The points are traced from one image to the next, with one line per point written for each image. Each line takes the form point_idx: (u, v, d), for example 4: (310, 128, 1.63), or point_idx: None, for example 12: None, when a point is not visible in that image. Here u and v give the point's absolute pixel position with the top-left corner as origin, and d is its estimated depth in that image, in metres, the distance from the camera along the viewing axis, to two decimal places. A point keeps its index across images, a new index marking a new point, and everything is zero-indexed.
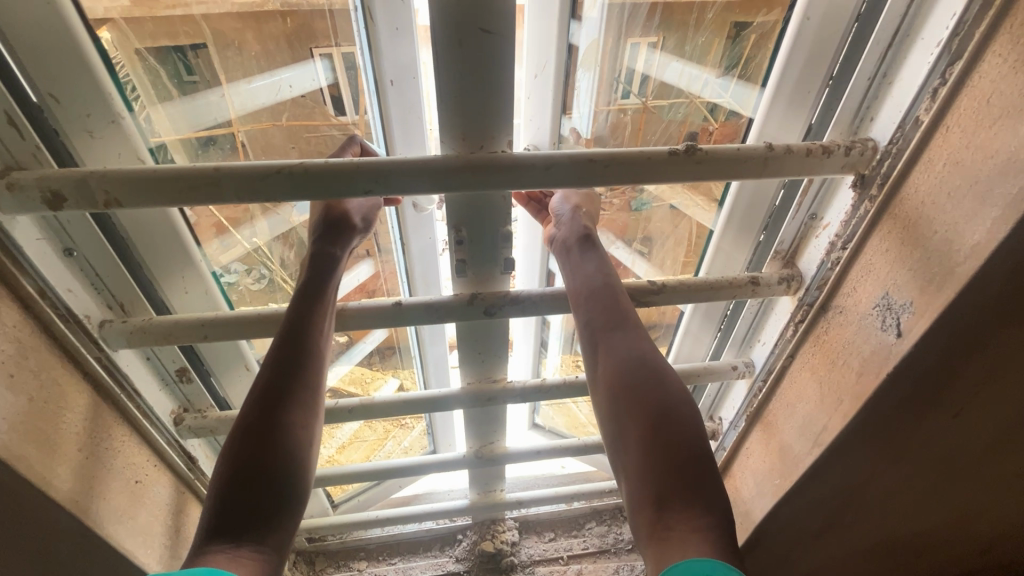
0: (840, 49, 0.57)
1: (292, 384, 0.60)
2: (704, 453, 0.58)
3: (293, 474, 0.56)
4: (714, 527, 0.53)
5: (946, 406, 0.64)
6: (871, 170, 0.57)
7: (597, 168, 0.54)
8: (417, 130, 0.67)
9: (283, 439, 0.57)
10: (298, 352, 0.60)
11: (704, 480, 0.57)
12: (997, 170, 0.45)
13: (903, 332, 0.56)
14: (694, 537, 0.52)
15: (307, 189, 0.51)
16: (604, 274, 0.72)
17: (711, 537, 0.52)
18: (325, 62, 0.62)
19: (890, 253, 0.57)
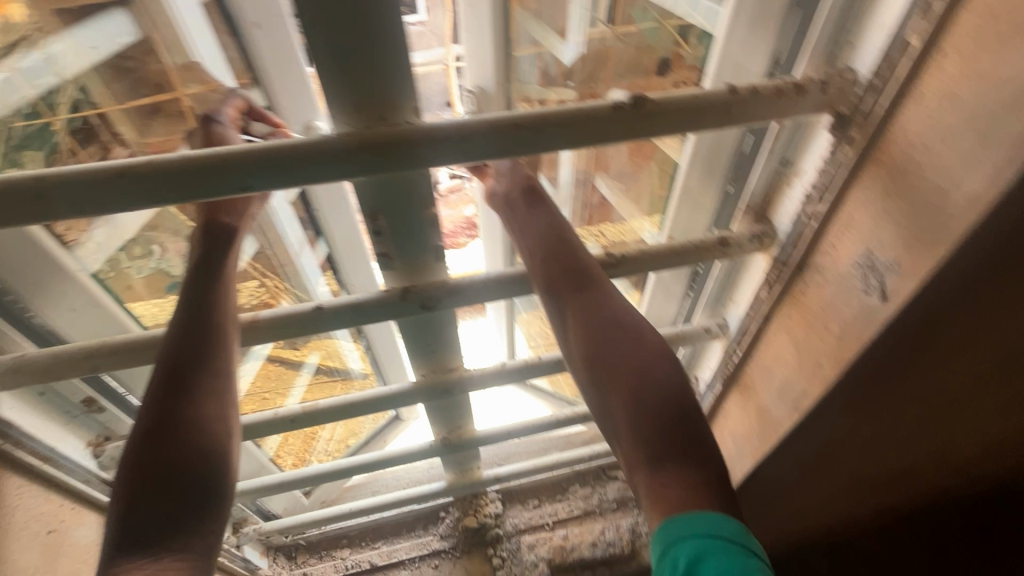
0: None
1: (201, 371, 0.51)
2: (684, 398, 0.55)
3: (215, 471, 0.49)
4: (706, 476, 0.51)
5: (933, 359, 0.59)
6: (850, 109, 0.48)
7: (525, 135, 0.44)
8: (298, 76, 0.60)
9: (199, 434, 0.49)
10: (207, 342, 0.52)
11: (685, 429, 0.53)
12: (1002, 103, 0.37)
13: (887, 295, 0.49)
14: (690, 492, 0.49)
15: (172, 191, 0.41)
16: (555, 227, 0.65)
17: (704, 488, 0.50)
18: (124, 14, 0.53)
19: (872, 205, 0.49)
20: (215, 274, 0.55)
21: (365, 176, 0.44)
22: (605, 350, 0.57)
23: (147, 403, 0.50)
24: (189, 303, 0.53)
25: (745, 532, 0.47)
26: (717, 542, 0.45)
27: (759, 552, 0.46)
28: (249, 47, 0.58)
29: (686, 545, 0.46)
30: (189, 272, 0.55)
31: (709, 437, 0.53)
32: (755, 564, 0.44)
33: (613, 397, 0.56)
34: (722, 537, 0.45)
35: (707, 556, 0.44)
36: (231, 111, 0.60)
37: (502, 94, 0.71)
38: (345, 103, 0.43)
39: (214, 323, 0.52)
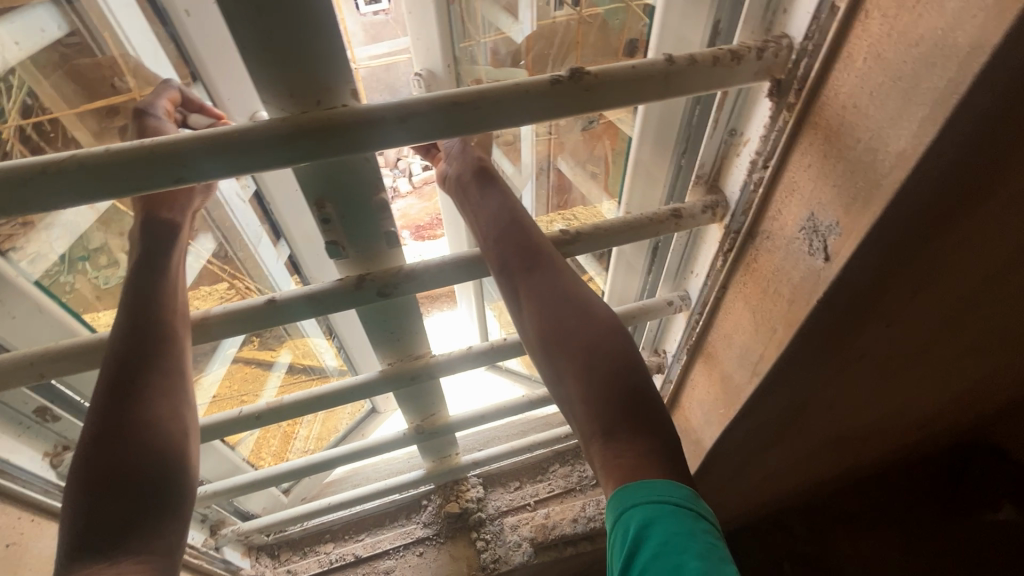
0: None
1: (148, 373, 0.52)
2: (636, 370, 0.56)
3: (171, 468, 0.51)
4: (654, 443, 0.53)
5: (881, 316, 0.62)
6: (787, 74, 0.49)
7: (464, 113, 0.43)
8: (231, 63, 0.63)
9: (151, 435, 0.51)
10: (152, 342, 0.53)
11: (641, 404, 0.55)
12: (923, 60, 0.38)
13: (830, 256, 0.51)
14: (638, 459, 0.52)
15: (100, 187, 0.40)
16: (509, 210, 0.64)
17: (652, 455, 0.52)
18: (49, 7, 0.54)
19: (812, 168, 0.50)
20: (158, 274, 0.57)
21: (304, 163, 0.44)
22: (561, 331, 0.57)
23: (95, 408, 0.50)
24: (131, 308, 0.54)
25: (694, 497, 0.50)
26: (667, 507, 0.48)
27: (706, 515, 0.49)
28: (181, 38, 0.60)
29: (638, 511, 0.48)
30: (127, 280, 0.56)
31: (661, 407, 0.55)
32: (702, 526, 0.47)
33: (568, 373, 0.56)
34: (673, 502, 0.48)
35: (658, 521, 0.47)
36: (165, 104, 0.59)
37: (451, 77, 0.71)
38: (278, 88, 0.42)
39: (159, 325, 0.54)
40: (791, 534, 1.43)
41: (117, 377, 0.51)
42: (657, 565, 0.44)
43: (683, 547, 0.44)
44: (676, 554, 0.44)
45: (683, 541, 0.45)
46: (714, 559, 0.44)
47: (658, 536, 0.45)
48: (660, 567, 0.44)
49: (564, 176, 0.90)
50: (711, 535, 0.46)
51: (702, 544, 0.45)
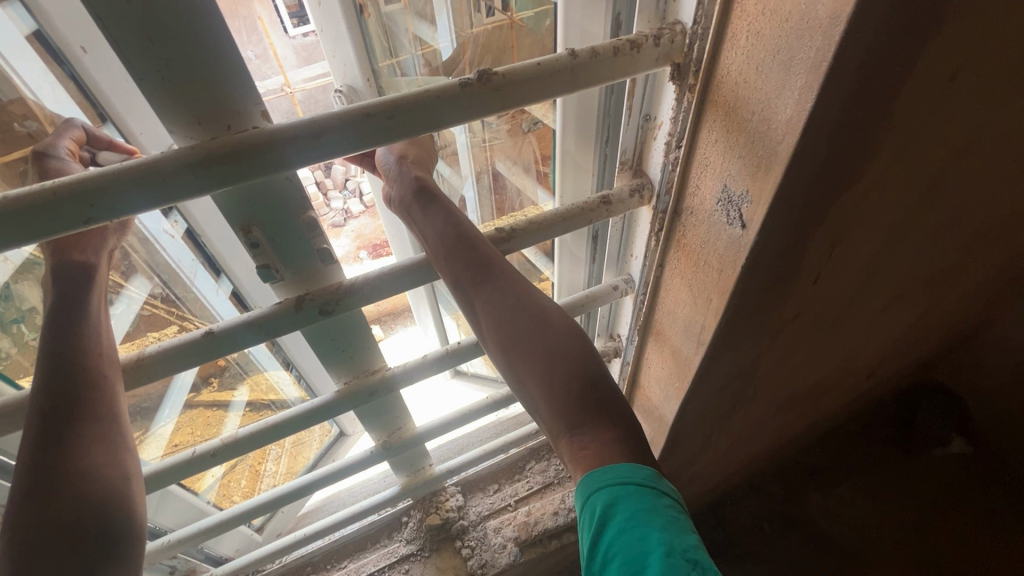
0: None
1: (79, 425, 0.52)
2: (588, 358, 0.58)
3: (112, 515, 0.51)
4: (612, 426, 0.55)
5: (805, 275, 0.66)
6: (684, 58, 0.52)
7: (379, 123, 0.44)
8: (134, 99, 0.63)
9: (84, 483, 0.50)
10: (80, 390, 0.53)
11: (599, 390, 0.57)
12: (794, 34, 0.41)
13: (746, 223, 0.54)
14: (595, 443, 0.54)
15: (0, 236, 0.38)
16: (451, 221, 0.65)
17: (609, 438, 0.54)
18: None
19: (719, 143, 0.53)
20: (79, 318, 0.57)
21: (221, 190, 0.43)
22: (517, 334, 0.59)
23: (23, 465, 0.50)
24: (55, 358, 0.54)
25: (658, 478, 0.51)
26: (631, 487, 0.49)
27: (669, 494, 0.50)
28: (82, 78, 0.59)
29: (603, 492, 0.50)
30: (45, 332, 0.55)
31: (614, 387, 0.58)
32: (666, 503, 0.49)
33: (527, 373, 0.58)
34: (637, 482, 0.50)
35: (622, 500, 0.48)
36: (69, 144, 0.58)
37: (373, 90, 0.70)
38: (183, 115, 0.41)
39: (87, 375, 0.54)
40: (767, 495, 1.47)
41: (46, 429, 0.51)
42: (621, 540, 0.46)
43: (646, 520, 0.46)
44: (639, 527, 0.46)
45: (645, 516, 0.47)
46: (675, 531, 0.46)
47: (623, 514, 0.47)
48: (624, 542, 0.45)
49: (504, 176, 0.94)
50: (673, 510, 0.48)
51: (664, 518, 0.47)
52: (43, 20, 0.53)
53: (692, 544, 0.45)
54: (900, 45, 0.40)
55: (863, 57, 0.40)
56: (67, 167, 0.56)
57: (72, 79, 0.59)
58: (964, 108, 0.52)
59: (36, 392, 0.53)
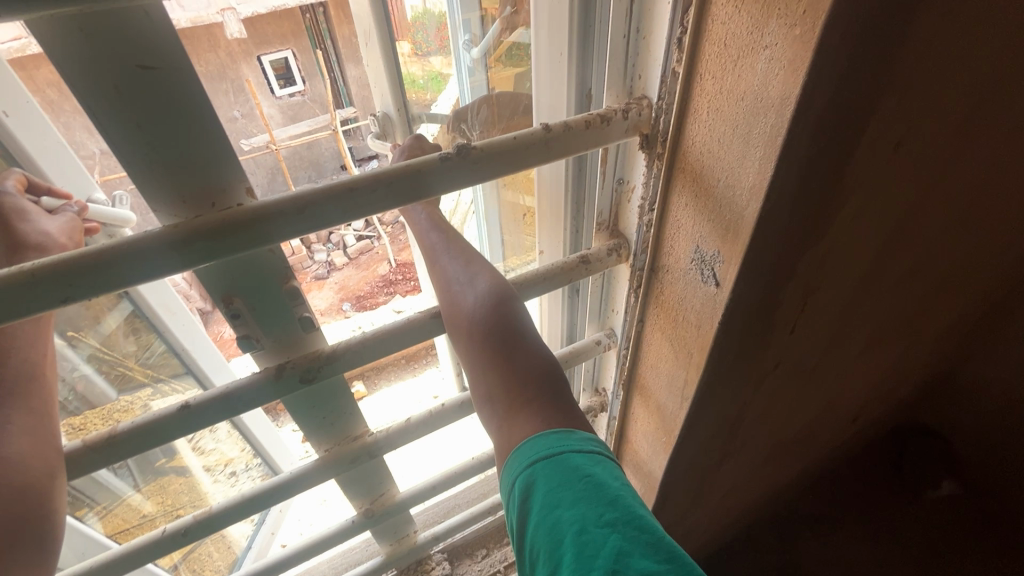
0: (577, 11, 0.54)
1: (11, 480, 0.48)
2: (516, 313, 0.56)
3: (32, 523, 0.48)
4: (524, 380, 0.52)
5: (780, 329, 0.67)
6: (652, 129, 0.56)
7: (362, 195, 0.45)
8: (60, 153, 0.64)
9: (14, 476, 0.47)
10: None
11: (530, 362, 0.53)
12: (749, 110, 0.44)
13: (720, 281, 0.56)
14: (506, 397, 0.52)
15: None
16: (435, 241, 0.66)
17: (518, 391, 0.52)
18: None
19: (689, 207, 0.56)
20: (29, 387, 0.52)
21: (204, 264, 0.44)
22: (455, 307, 0.57)
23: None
24: None
25: (566, 435, 0.48)
26: (539, 464, 0.46)
27: (585, 446, 0.47)
28: (6, 142, 0.58)
29: (517, 481, 0.46)
30: None
31: (548, 353, 0.55)
32: (576, 463, 0.45)
33: (453, 327, 0.57)
34: (547, 455, 0.46)
35: (535, 483, 0.45)
36: (14, 183, 0.58)
37: (403, 120, 0.87)
38: (169, 194, 0.42)
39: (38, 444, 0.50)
40: (764, 548, 1.43)
41: None
42: (540, 533, 0.43)
43: (557, 501, 0.43)
44: (551, 512, 0.43)
45: (558, 495, 0.43)
46: (589, 495, 0.42)
47: (537, 501, 0.44)
48: (542, 533, 0.43)
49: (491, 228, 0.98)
50: (587, 466, 0.45)
51: (574, 488, 0.43)
52: None
53: (609, 501, 0.42)
54: (845, 121, 0.44)
55: (813, 133, 0.43)
56: (18, 203, 0.56)
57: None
58: (911, 171, 0.55)
59: None
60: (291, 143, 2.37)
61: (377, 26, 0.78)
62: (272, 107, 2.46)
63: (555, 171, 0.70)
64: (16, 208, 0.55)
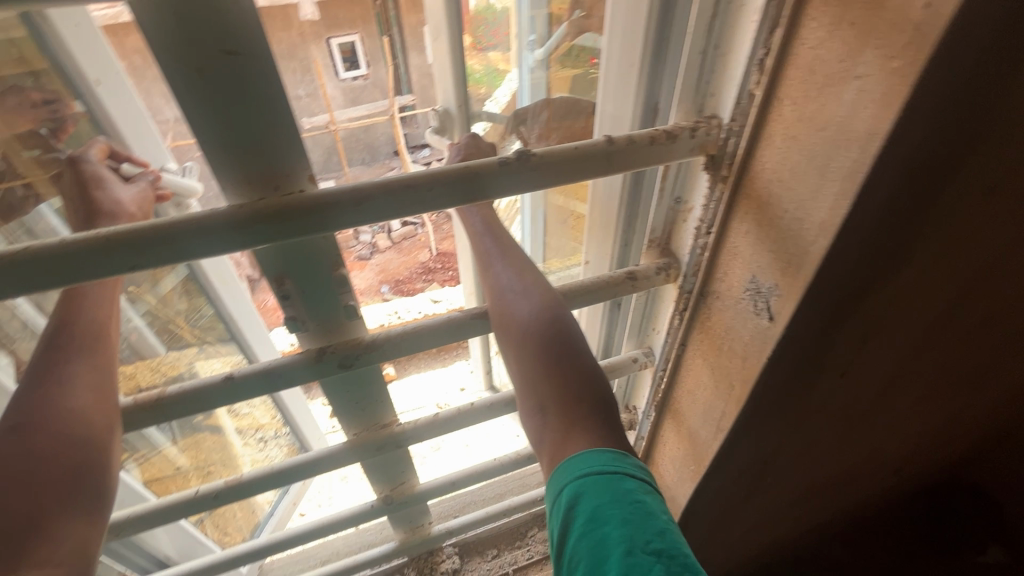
0: (653, 23, 0.52)
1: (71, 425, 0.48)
2: (571, 328, 0.55)
3: (87, 476, 0.48)
4: (574, 395, 0.51)
5: (831, 372, 0.64)
6: (719, 150, 0.54)
7: (419, 192, 0.46)
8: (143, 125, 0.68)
9: (77, 427, 0.49)
10: (55, 375, 0.50)
11: (582, 376, 0.52)
12: (829, 142, 0.42)
13: (774, 315, 0.53)
14: (560, 408, 0.51)
15: (30, 281, 0.39)
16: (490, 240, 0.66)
17: (572, 404, 0.51)
18: None
19: (750, 235, 0.54)
20: (99, 340, 0.53)
21: (263, 244, 0.45)
22: (507, 313, 0.56)
23: (12, 399, 0.49)
24: (55, 340, 0.51)
25: (620, 456, 0.46)
26: (592, 478, 0.44)
27: (637, 471, 0.46)
28: (95, 109, 0.62)
29: (565, 489, 0.45)
30: (55, 315, 0.53)
31: (598, 371, 0.53)
32: (628, 486, 0.44)
33: (505, 336, 0.56)
34: (599, 470, 0.45)
35: (584, 496, 0.44)
36: (96, 152, 0.61)
37: (463, 115, 0.87)
38: (236, 174, 0.43)
39: (104, 395, 0.51)
40: None
41: (20, 397, 0.49)
42: (582, 547, 0.41)
43: (606, 519, 0.41)
44: (598, 528, 0.41)
45: (606, 512, 0.42)
46: (639, 520, 0.41)
47: (582, 513, 0.43)
48: (585, 548, 0.41)
49: None
50: (640, 491, 0.43)
51: (625, 509, 0.42)
52: (61, 54, 0.57)
53: (658, 531, 0.41)
54: (936, 162, 0.41)
55: (898, 172, 0.40)
56: (98, 171, 0.59)
57: (87, 111, 0.62)
58: (999, 220, 0.51)
59: (33, 363, 0.51)
60: (348, 126, 2.42)
61: (446, 21, 0.78)
62: (335, 89, 2.56)
63: (608, 186, 0.69)
64: (95, 175, 0.58)
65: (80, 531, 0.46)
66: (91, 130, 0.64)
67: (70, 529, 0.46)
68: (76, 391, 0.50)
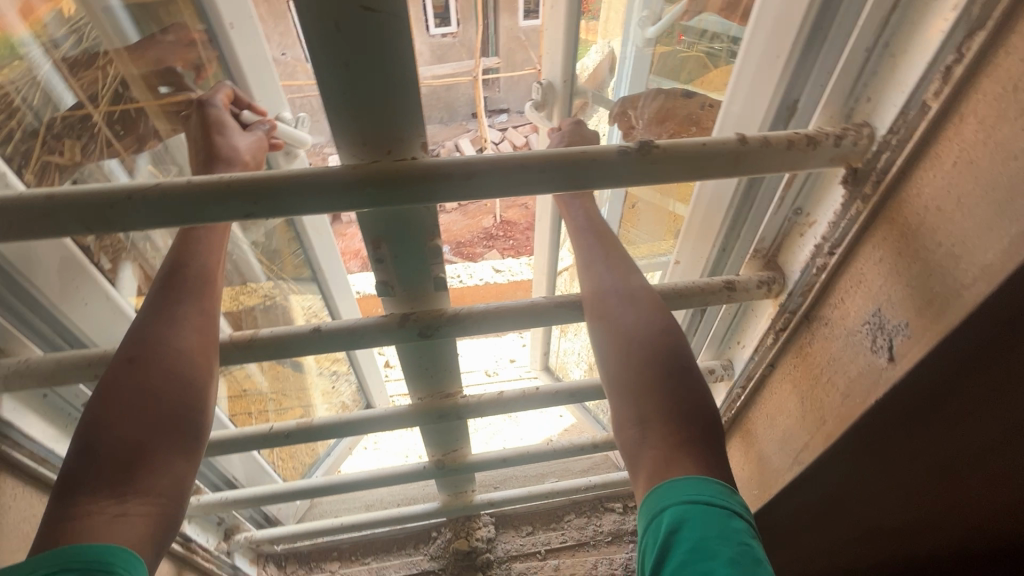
0: (817, 10, 0.46)
1: (180, 363, 0.49)
2: (679, 343, 0.52)
3: (186, 413, 0.49)
4: (680, 414, 0.48)
5: (945, 428, 0.57)
6: (866, 164, 0.48)
7: (532, 175, 0.43)
8: (265, 73, 0.69)
9: (180, 365, 0.49)
10: (167, 312, 0.51)
11: (689, 394, 0.49)
12: (1021, 174, 0.36)
13: (895, 357, 0.48)
14: (665, 426, 0.47)
15: (160, 216, 0.41)
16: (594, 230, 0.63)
17: (678, 423, 0.47)
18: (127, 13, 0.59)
19: (884, 264, 0.48)
20: (203, 285, 0.54)
21: (368, 207, 0.44)
22: (610, 318, 0.54)
23: (131, 330, 0.51)
24: (168, 277, 0.53)
25: (728, 493, 0.43)
26: (697, 506, 0.41)
27: (742, 512, 0.42)
28: (223, 50, 0.63)
29: (666, 513, 0.41)
30: (171, 252, 0.55)
31: (706, 392, 0.50)
32: (736, 526, 0.40)
33: (605, 339, 0.53)
34: (706, 501, 0.41)
35: (687, 524, 0.40)
36: (222, 98, 0.62)
37: (567, 92, 0.83)
38: (354, 136, 0.43)
39: (207, 339, 0.52)
40: None
41: (134, 330, 0.50)
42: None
43: (711, 553, 0.38)
44: (702, 562, 0.37)
45: (711, 546, 0.38)
46: (748, 564, 0.37)
47: (683, 544, 0.39)
48: None
49: None
50: (749, 534, 0.39)
51: (733, 549, 0.38)
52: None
53: None
54: None
55: None
56: (221, 116, 0.60)
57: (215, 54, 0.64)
58: None
59: (149, 297, 0.52)
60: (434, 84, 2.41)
61: None
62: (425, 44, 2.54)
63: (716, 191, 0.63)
64: (218, 120, 0.60)
65: (174, 467, 0.47)
66: (223, 75, 0.67)
67: (164, 463, 0.46)
68: (185, 331, 0.51)
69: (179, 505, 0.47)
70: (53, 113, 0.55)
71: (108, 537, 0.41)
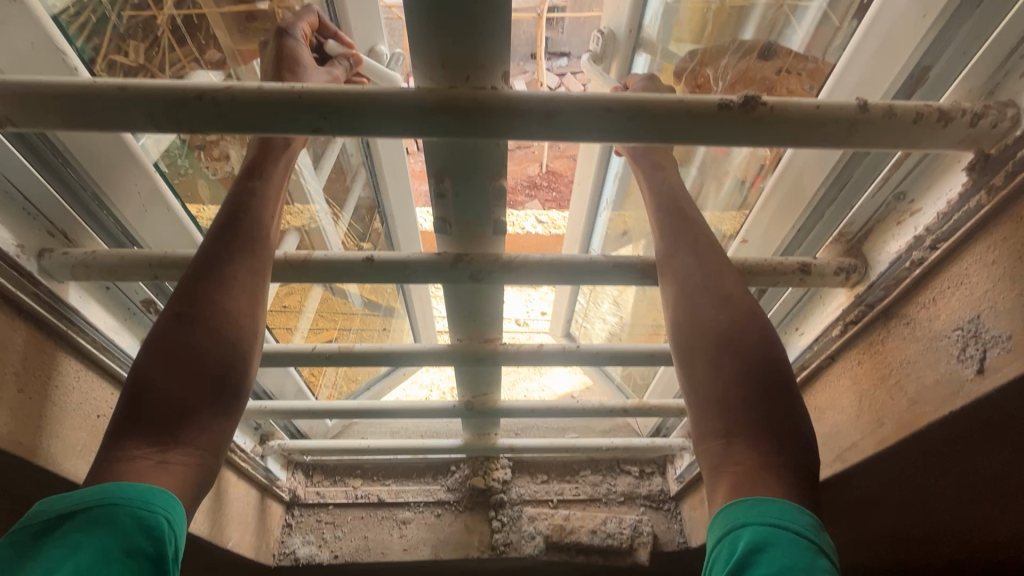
0: None
1: (229, 319, 0.50)
2: (777, 356, 0.49)
3: (229, 372, 0.49)
4: (771, 432, 0.45)
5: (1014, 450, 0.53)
6: (999, 151, 0.42)
7: (617, 122, 0.40)
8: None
9: (225, 325, 0.50)
10: (222, 265, 0.51)
11: (781, 411, 0.46)
12: None
13: (984, 369, 0.43)
14: (753, 440, 0.45)
15: (234, 124, 0.39)
16: (672, 196, 0.60)
17: (768, 440, 0.45)
18: None
19: (995, 267, 0.43)
20: (258, 238, 0.53)
21: (436, 137, 0.41)
22: (701, 318, 0.51)
23: (185, 279, 0.51)
24: (224, 229, 0.53)
25: (818, 529, 0.40)
26: (785, 533, 0.39)
27: (829, 553, 0.39)
28: None
29: (748, 530, 0.40)
30: (228, 199, 0.55)
31: (799, 401, 0.47)
32: (824, 564, 0.37)
33: (694, 336, 0.51)
34: (793, 530, 0.39)
35: (770, 546, 0.38)
36: (303, 30, 0.61)
37: (628, 44, 0.78)
38: (433, 55, 0.40)
39: (256, 294, 0.52)
40: None
41: (187, 281, 0.51)
42: None
43: None
44: None
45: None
46: None
47: (766, 565, 0.37)
48: None
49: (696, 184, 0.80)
50: None
51: None
52: None
53: None
54: None
55: None
56: (297, 50, 0.58)
57: None
58: None
59: (203, 248, 0.52)
60: None
61: None
62: None
63: (808, 164, 0.58)
64: (293, 55, 0.57)
65: (214, 423, 0.48)
66: None
67: (205, 419, 0.48)
68: (237, 288, 0.51)
69: (216, 457, 0.49)
70: (122, 10, 0.54)
71: (152, 482, 0.43)
